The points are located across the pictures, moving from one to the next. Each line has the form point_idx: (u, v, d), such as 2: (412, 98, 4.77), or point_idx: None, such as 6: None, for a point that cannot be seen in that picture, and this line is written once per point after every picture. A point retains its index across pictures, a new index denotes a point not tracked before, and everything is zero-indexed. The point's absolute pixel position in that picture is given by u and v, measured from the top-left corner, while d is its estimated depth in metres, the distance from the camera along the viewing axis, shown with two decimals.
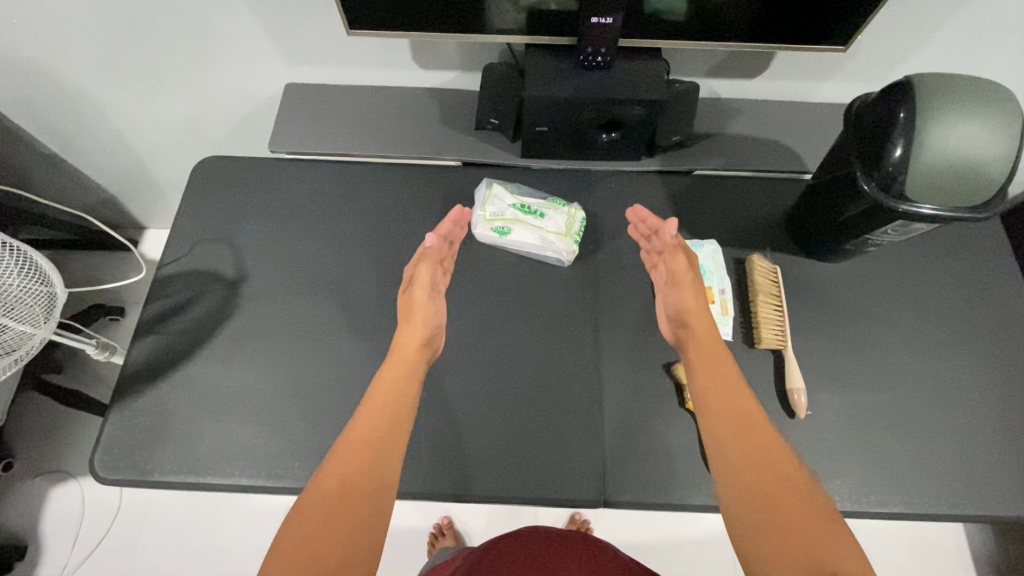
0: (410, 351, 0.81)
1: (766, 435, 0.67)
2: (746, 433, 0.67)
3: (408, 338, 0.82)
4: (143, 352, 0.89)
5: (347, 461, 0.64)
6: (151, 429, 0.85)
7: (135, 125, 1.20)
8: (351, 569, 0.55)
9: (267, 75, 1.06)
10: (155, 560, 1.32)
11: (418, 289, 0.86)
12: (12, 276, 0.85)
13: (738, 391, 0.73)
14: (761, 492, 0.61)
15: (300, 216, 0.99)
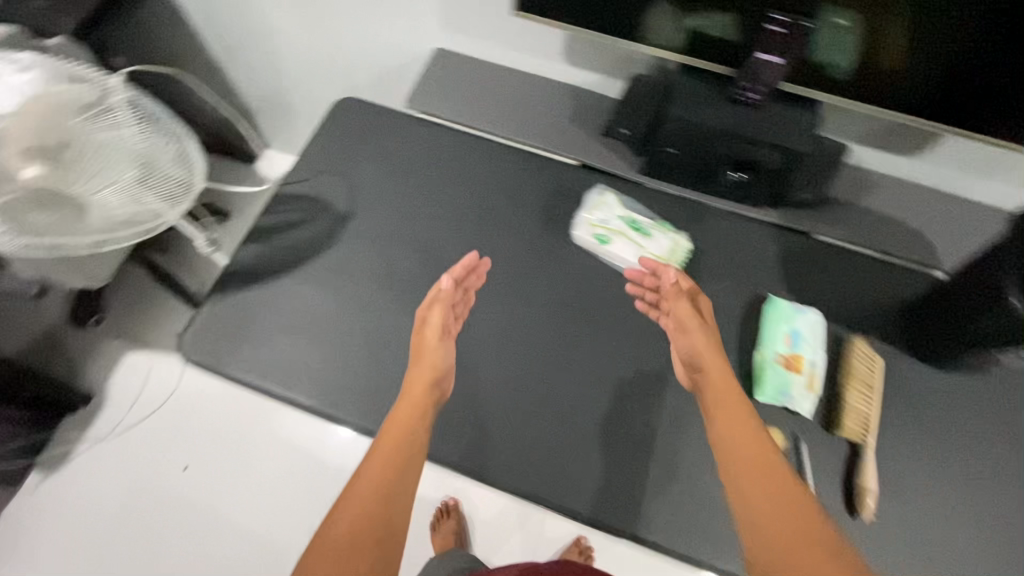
0: (418, 393, 0.79)
1: (777, 478, 0.64)
2: (754, 478, 0.64)
3: (417, 376, 0.81)
4: (247, 255, 0.96)
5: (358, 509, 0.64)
6: (235, 326, 0.91)
7: (292, 52, 1.29)
8: None
9: (423, 35, 1.10)
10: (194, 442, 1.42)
11: (430, 328, 0.85)
12: (168, 157, 0.83)
13: (748, 431, 0.69)
14: (784, 544, 0.58)
15: (415, 173, 1.03)
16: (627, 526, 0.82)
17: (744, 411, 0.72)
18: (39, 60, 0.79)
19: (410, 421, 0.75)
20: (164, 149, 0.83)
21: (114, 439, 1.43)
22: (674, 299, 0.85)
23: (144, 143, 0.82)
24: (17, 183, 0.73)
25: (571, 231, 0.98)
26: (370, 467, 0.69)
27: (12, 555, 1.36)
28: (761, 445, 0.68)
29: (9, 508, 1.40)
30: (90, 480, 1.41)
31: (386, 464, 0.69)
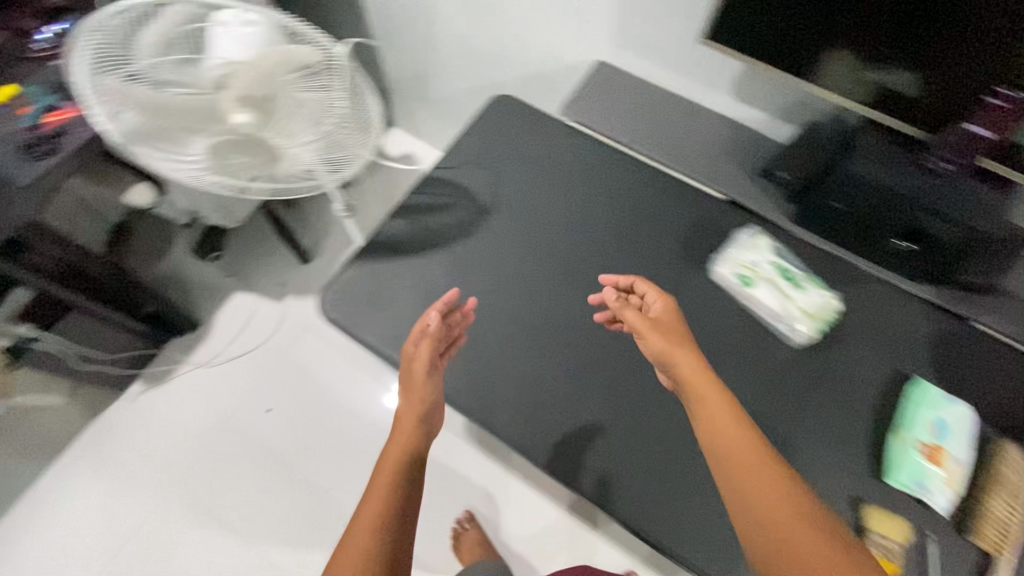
0: (407, 419, 0.79)
1: (786, 496, 0.61)
2: (763, 502, 0.61)
3: (406, 410, 0.81)
4: (390, 229, 1.00)
5: (358, 542, 0.66)
6: (372, 294, 0.96)
7: (450, 41, 1.34)
8: None
9: (589, 46, 1.12)
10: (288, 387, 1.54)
11: (418, 364, 0.83)
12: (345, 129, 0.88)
13: (749, 448, 0.65)
14: (796, 556, 0.58)
15: (560, 179, 1.04)
16: (703, 567, 0.82)
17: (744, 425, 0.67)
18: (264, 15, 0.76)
19: (403, 450, 0.76)
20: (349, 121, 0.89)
21: (214, 368, 1.55)
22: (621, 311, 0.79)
23: (337, 116, 0.87)
24: (225, 135, 0.76)
25: (712, 265, 0.94)
26: (371, 498, 0.70)
27: (103, 457, 1.45)
28: (765, 461, 0.64)
29: (107, 412, 1.49)
30: (184, 401, 1.51)
31: (383, 496, 0.71)
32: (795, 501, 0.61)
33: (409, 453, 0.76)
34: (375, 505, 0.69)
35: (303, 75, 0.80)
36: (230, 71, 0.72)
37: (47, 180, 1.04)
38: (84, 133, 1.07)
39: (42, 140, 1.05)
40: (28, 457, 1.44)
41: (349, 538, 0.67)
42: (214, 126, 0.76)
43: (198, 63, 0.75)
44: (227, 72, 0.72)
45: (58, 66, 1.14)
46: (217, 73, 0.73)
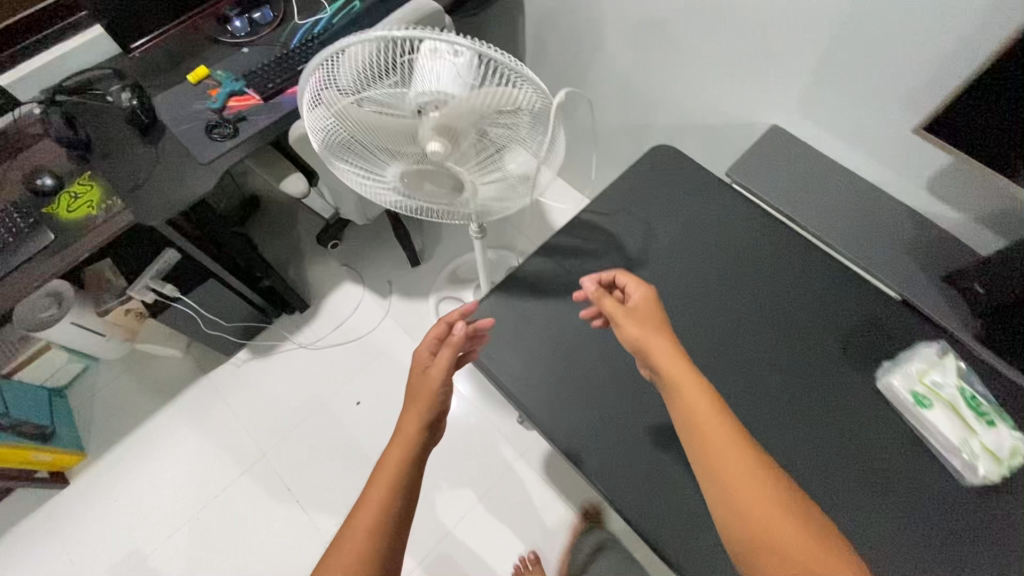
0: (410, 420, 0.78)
1: (764, 498, 0.64)
2: (743, 504, 0.63)
3: (410, 413, 0.79)
4: (534, 265, 1.00)
5: (355, 538, 0.67)
6: (507, 327, 0.97)
7: (606, 77, 1.33)
8: None
9: (764, 109, 1.07)
10: (379, 383, 1.56)
11: (434, 371, 0.82)
12: (517, 170, 0.85)
13: (730, 453, 0.66)
14: (765, 533, 0.62)
15: (714, 243, 0.99)
16: None
17: (726, 431, 0.68)
18: (478, 52, 0.67)
19: (403, 454, 0.74)
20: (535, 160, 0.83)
21: (315, 351, 1.60)
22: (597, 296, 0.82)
23: (523, 155, 0.82)
24: (417, 157, 0.80)
25: (879, 373, 0.86)
26: (370, 497, 0.70)
27: (204, 416, 1.53)
28: (744, 464, 0.66)
29: (215, 373, 1.58)
30: (283, 377, 1.58)
31: (381, 499, 0.70)
32: (774, 502, 0.63)
33: (409, 455, 0.75)
34: (371, 509, 0.69)
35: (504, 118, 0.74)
36: (436, 112, 0.71)
37: (222, 160, 1.10)
38: (261, 122, 1.13)
39: (223, 123, 1.12)
40: (143, 401, 1.56)
41: (344, 538, 0.67)
42: (409, 150, 0.79)
43: (404, 91, 0.71)
44: (433, 110, 0.71)
45: (247, 57, 1.22)
46: (424, 108, 0.71)
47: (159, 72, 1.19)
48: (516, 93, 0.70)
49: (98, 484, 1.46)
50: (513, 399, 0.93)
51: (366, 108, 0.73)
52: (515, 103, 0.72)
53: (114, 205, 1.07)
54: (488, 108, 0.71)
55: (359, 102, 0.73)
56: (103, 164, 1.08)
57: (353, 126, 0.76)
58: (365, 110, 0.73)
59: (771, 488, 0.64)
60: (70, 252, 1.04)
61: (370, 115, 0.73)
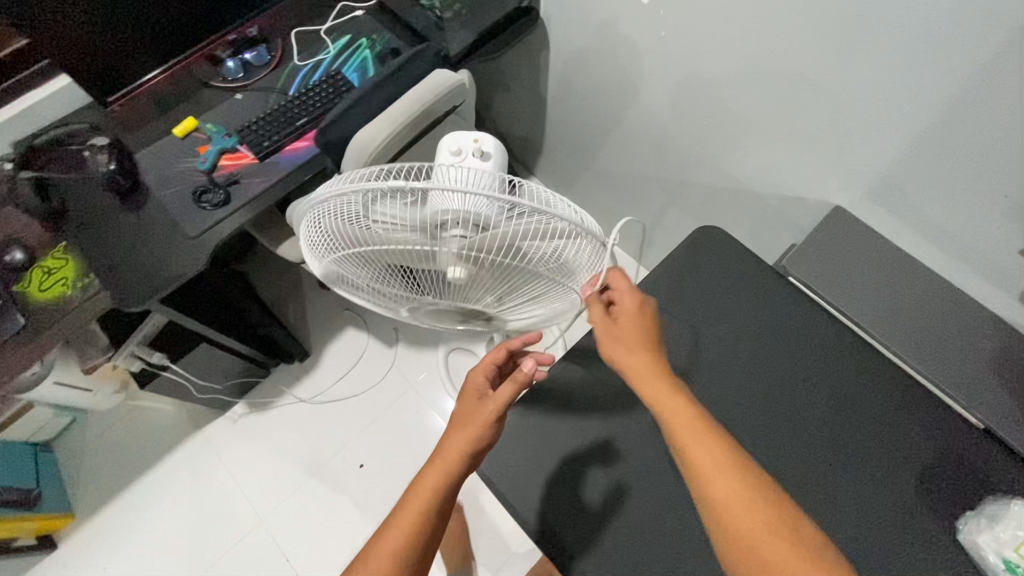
0: (454, 449, 0.74)
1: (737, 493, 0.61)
2: (704, 487, 0.62)
3: (456, 440, 0.75)
4: (561, 369, 0.90)
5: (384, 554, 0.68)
6: (532, 445, 0.86)
7: (637, 129, 1.21)
8: None
9: (822, 187, 0.95)
10: (384, 442, 1.47)
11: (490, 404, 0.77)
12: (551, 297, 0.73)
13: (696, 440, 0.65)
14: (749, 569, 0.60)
15: (764, 348, 0.88)
16: None
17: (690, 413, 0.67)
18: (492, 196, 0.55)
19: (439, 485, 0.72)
20: (573, 294, 0.72)
21: (315, 407, 1.51)
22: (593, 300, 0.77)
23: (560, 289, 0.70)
24: (434, 282, 0.68)
25: (963, 523, 0.75)
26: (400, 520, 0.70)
27: (199, 476, 1.44)
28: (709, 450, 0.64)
29: (211, 429, 1.49)
30: (282, 435, 1.48)
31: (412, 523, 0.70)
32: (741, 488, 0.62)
33: (444, 487, 0.72)
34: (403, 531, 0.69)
35: (542, 253, 0.62)
36: (461, 235, 0.59)
37: (212, 233, 0.98)
38: (256, 186, 1.01)
39: (214, 187, 1.00)
40: (134, 457, 1.47)
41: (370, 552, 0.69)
42: (426, 273, 0.67)
43: (413, 225, 0.60)
44: (457, 234, 0.59)
45: (240, 105, 1.10)
46: (447, 231, 0.60)
47: (143, 122, 1.07)
48: (560, 228, 0.58)
49: (87, 548, 1.38)
50: (539, 539, 0.81)
51: (375, 226, 0.61)
52: (557, 235, 0.60)
53: (91, 283, 0.94)
54: (523, 238, 0.59)
55: (368, 218, 0.60)
56: (78, 235, 0.97)
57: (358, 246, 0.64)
58: (375, 230, 0.61)
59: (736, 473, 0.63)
60: (42, 340, 0.91)
61: (380, 235, 0.61)
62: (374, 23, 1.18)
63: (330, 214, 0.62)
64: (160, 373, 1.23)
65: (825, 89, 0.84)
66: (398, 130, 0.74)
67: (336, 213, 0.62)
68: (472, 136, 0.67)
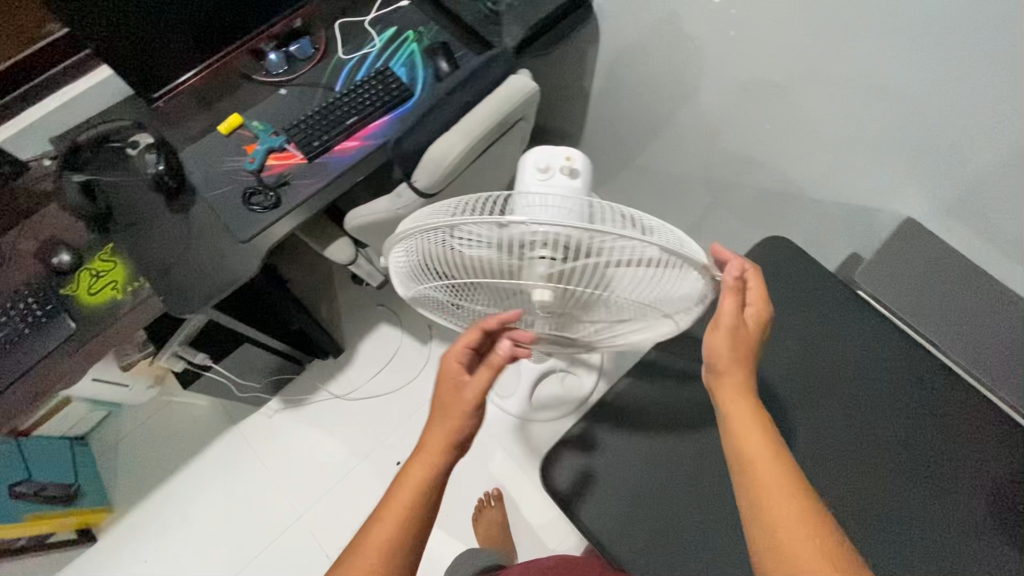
0: (437, 440, 0.65)
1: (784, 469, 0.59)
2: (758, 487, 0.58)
3: (439, 431, 0.65)
4: (625, 385, 0.91)
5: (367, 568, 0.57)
6: (600, 462, 0.87)
7: (687, 130, 1.18)
8: None
9: (891, 198, 0.92)
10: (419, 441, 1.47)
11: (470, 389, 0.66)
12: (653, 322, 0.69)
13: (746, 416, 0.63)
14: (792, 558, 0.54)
15: (830, 366, 0.92)
16: None
17: (749, 400, 0.64)
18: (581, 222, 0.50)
19: (426, 485, 0.62)
20: (676, 317, 0.67)
21: (350, 404, 1.50)
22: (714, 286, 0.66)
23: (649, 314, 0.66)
24: (516, 302, 0.64)
25: None
26: (383, 528, 0.59)
27: (235, 473, 1.44)
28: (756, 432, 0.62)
29: (245, 425, 1.49)
30: (318, 432, 1.48)
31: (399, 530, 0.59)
32: (780, 474, 0.59)
33: (430, 481, 0.62)
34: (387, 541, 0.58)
35: (634, 275, 0.58)
36: (548, 257, 0.55)
37: (263, 238, 0.96)
38: (306, 188, 0.98)
39: (263, 189, 0.97)
40: (169, 452, 1.47)
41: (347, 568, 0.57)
42: (507, 294, 0.63)
43: (502, 251, 0.57)
44: (544, 255, 0.55)
45: (285, 101, 1.06)
46: (532, 252, 0.55)
47: (186, 118, 1.04)
48: (657, 251, 0.53)
49: (125, 541, 1.38)
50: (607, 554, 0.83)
51: (460, 246, 0.58)
52: (652, 257, 0.55)
53: (143, 286, 0.92)
54: (616, 260, 0.55)
55: (451, 239, 0.58)
56: (126, 237, 0.95)
57: (441, 263, 0.61)
58: (461, 255, 0.59)
59: (781, 464, 0.59)
60: (94, 345, 0.89)
61: (464, 255, 0.58)
62: (420, 14, 1.14)
63: (418, 247, 0.61)
64: (201, 373, 1.21)
65: (906, 97, 0.81)
66: (474, 141, 0.73)
67: (423, 244, 0.60)
68: (563, 154, 0.69)
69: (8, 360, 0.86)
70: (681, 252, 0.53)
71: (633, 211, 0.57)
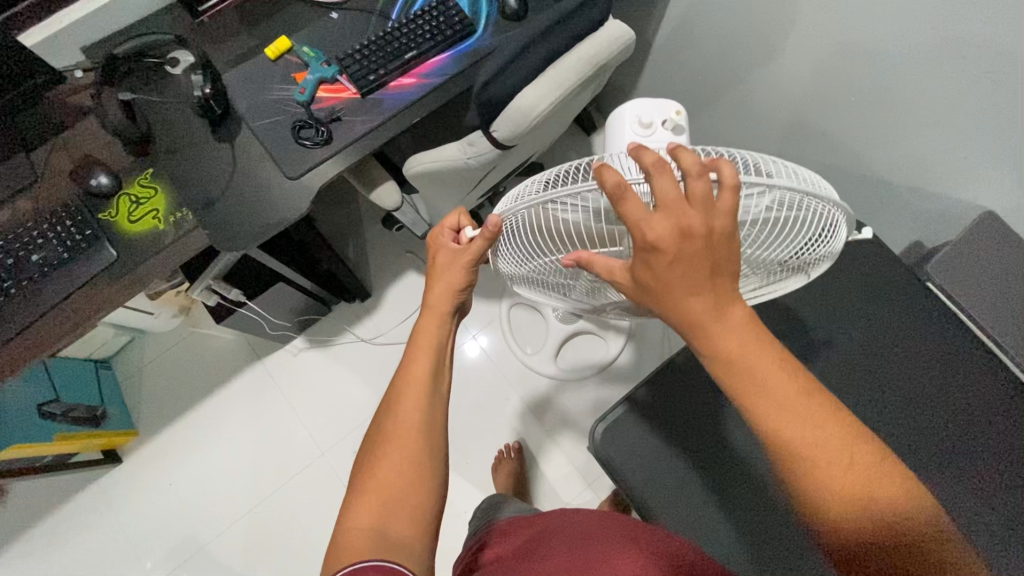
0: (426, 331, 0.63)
1: (830, 423, 0.47)
2: (805, 456, 0.46)
3: (431, 308, 0.64)
4: (678, 360, 0.91)
5: (406, 452, 0.56)
6: (646, 434, 0.88)
7: (756, 95, 1.12)
8: (409, 506, 0.54)
9: (970, 187, 0.87)
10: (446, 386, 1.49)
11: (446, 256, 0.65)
12: (768, 282, 0.63)
13: (758, 356, 0.48)
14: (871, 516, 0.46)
15: (878, 355, 0.92)
16: None
17: (752, 331, 0.49)
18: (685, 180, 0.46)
19: (427, 373, 0.61)
20: (796, 274, 0.62)
21: (376, 348, 1.49)
22: (657, 179, 0.45)
23: (772, 274, 0.61)
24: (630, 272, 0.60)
25: None
26: (405, 417, 0.58)
27: (259, 406, 1.45)
28: (774, 369, 0.48)
29: (269, 359, 1.49)
30: (342, 373, 1.48)
31: (419, 415, 0.59)
32: (824, 416, 0.47)
33: (431, 350, 0.62)
34: (414, 422, 0.58)
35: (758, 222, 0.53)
36: None
37: (313, 176, 0.91)
38: (359, 126, 0.93)
39: (314, 123, 0.91)
40: (192, 381, 1.47)
41: (372, 478, 0.55)
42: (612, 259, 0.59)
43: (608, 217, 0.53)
44: None
45: (337, 28, 0.98)
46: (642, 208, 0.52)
47: (231, 39, 0.97)
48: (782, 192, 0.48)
49: (150, 463, 1.41)
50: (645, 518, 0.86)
51: (558, 218, 0.55)
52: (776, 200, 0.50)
53: (186, 217, 0.88)
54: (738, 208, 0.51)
55: (549, 213, 0.55)
56: (166, 161, 0.90)
57: (541, 241, 0.59)
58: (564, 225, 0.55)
59: (810, 396, 0.48)
60: (135, 276, 0.85)
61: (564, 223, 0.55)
62: None
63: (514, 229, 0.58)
64: (236, 309, 1.18)
65: (1005, 80, 0.75)
66: (566, 92, 0.68)
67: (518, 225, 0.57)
68: (670, 108, 0.67)
69: (48, 286, 0.83)
70: (803, 190, 0.48)
71: (743, 155, 0.53)
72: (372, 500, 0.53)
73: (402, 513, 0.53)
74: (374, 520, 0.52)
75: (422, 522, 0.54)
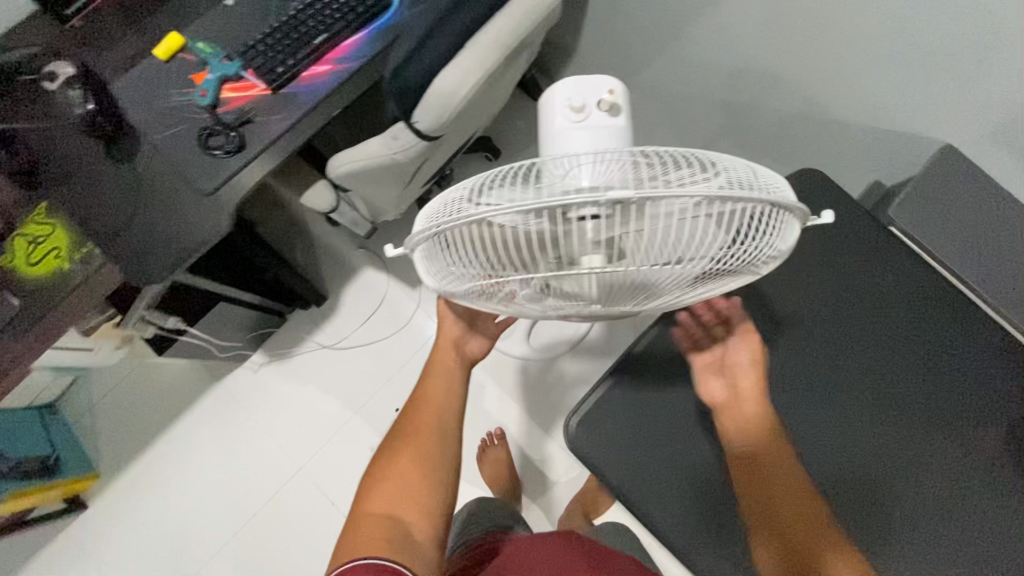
0: (445, 356, 0.71)
1: (796, 495, 0.64)
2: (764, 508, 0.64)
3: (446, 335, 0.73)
4: (647, 337, 0.87)
5: (419, 455, 0.65)
6: (624, 419, 0.84)
7: (699, 46, 1.06)
8: (417, 502, 0.63)
9: (922, 119, 0.84)
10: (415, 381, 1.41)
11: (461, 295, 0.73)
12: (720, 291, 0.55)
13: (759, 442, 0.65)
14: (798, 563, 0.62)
15: (856, 298, 0.87)
16: None
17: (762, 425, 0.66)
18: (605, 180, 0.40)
19: (449, 391, 0.70)
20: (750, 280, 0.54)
21: (341, 353, 1.43)
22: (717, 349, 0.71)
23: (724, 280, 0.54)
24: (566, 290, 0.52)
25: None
26: (424, 422, 0.68)
27: (225, 428, 1.39)
28: (767, 451, 0.65)
29: (230, 380, 1.41)
30: (309, 383, 1.41)
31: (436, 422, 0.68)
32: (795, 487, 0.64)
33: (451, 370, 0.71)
34: (431, 428, 0.67)
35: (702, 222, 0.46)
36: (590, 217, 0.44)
37: (229, 188, 0.82)
38: (274, 125, 0.83)
39: (223, 129, 0.82)
40: (151, 413, 1.39)
41: (390, 469, 0.65)
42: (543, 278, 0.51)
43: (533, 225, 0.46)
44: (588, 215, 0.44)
45: (234, 18, 0.88)
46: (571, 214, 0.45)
47: (114, 44, 0.86)
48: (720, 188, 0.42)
49: (119, 504, 1.34)
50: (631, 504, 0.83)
51: (483, 231, 0.48)
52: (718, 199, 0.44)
53: (92, 252, 0.78)
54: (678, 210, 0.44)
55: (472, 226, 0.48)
56: (61, 192, 0.80)
57: (466, 256, 0.51)
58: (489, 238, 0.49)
59: (789, 473, 0.64)
60: (42, 329, 0.75)
61: (490, 236, 0.48)
62: None
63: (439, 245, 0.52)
64: (178, 337, 1.10)
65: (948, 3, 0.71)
66: (490, 71, 0.61)
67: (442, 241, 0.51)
68: (604, 87, 0.58)
69: None
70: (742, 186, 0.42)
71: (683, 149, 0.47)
72: (388, 489, 0.63)
73: (411, 507, 0.62)
74: (390, 508, 0.62)
75: (432, 515, 0.63)
